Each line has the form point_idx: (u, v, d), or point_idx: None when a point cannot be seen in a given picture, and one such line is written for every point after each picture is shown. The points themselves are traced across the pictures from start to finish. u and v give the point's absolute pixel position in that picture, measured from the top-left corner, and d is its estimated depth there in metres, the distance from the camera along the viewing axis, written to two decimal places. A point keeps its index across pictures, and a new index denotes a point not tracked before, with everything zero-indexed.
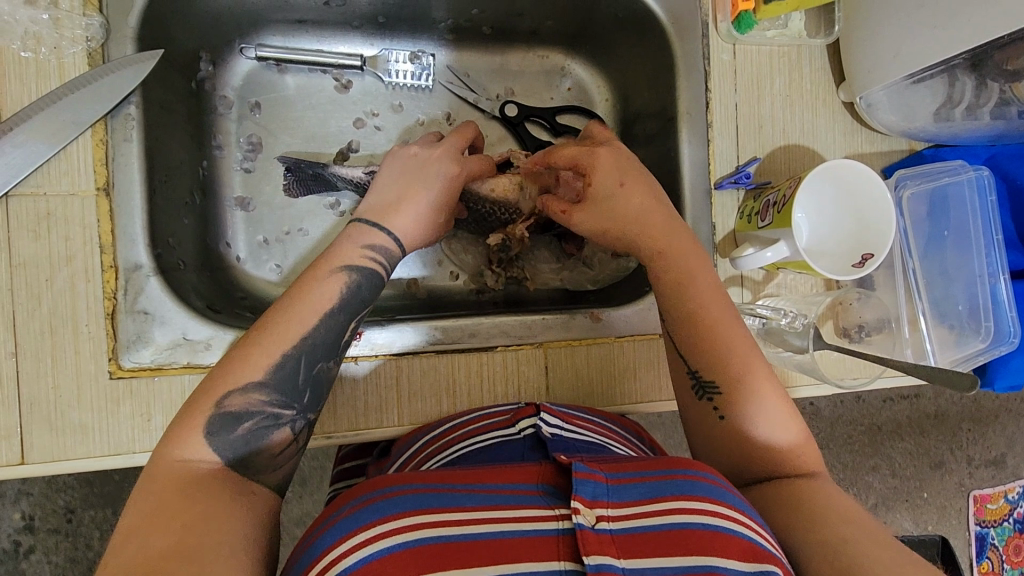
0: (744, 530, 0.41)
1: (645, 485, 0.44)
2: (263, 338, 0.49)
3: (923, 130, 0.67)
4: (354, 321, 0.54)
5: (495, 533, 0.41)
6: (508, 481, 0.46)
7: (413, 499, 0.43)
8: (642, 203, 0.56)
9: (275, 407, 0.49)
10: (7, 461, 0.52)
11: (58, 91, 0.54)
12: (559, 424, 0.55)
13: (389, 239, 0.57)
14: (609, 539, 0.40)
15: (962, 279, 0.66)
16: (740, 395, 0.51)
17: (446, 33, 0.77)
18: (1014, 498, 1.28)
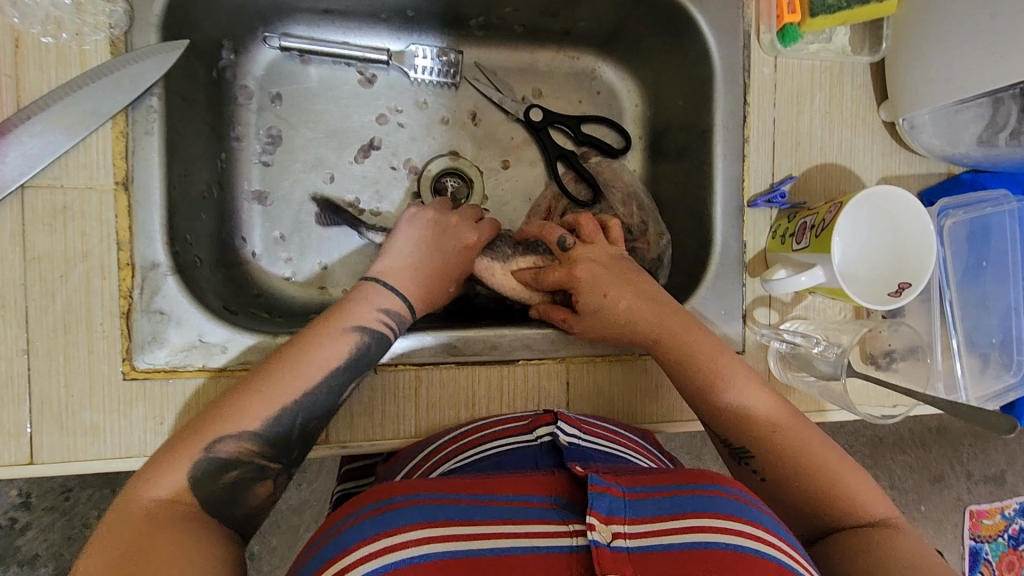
0: (770, 550, 0.39)
1: (663, 501, 0.42)
2: (262, 387, 0.49)
3: (965, 155, 0.65)
4: (357, 378, 0.54)
5: (505, 549, 0.39)
6: (518, 492, 0.45)
7: (420, 509, 0.41)
8: (631, 303, 0.57)
9: (264, 459, 0.49)
10: (15, 460, 0.51)
11: (78, 79, 0.52)
12: (578, 435, 0.54)
13: (402, 303, 0.57)
14: (626, 557, 0.38)
15: (998, 311, 0.65)
16: (764, 443, 0.53)
17: (476, 30, 0.74)
18: (1009, 515, 1.27)
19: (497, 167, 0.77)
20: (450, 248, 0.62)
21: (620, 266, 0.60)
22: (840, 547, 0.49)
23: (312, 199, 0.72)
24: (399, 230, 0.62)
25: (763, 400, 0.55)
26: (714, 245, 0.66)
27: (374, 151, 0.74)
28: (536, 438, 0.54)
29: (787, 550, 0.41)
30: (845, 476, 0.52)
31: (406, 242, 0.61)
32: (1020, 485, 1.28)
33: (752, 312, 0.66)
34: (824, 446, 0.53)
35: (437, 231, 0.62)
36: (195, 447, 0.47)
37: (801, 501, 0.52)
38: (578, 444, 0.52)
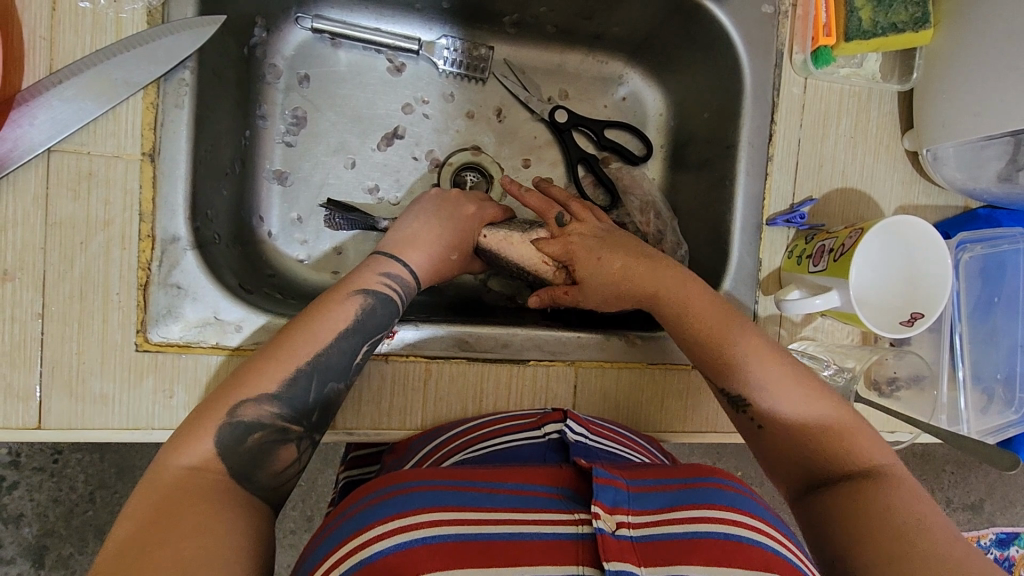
0: (775, 544, 0.39)
1: (668, 493, 0.42)
2: (278, 353, 0.50)
3: (985, 191, 0.65)
4: (370, 345, 0.55)
5: (515, 535, 0.39)
6: (525, 481, 0.45)
7: (431, 496, 0.42)
8: (625, 265, 0.59)
9: (285, 422, 0.49)
10: (23, 424, 0.51)
11: (112, 47, 0.52)
12: (585, 433, 0.54)
13: (405, 270, 0.58)
14: (630, 547, 0.38)
15: (1006, 346, 0.66)
16: (761, 395, 0.53)
17: (508, 27, 0.74)
18: (986, 544, 1.29)
19: (517, 165, 0.77)
20: (449, 217, 0.63)
21: (609, 236, 0.62)
22: (840, 496, 0.48)
23: (331, 182, 0.72)
24: (407, 212, 0.63)
25: (762, 352, 0.54)
26: (730, 260, 0.66)
27: (397, 140, 0.74)
28: (543, 435, 0.54)
29: (790, 545, 0.40)
30: (848, 430, 0.51)
31: (421, 220, 0.62)
32: (998, 515, 1.29)
33: (762, 329, 0.66)
34: (825, 399, 0.53)
35: (439, 202, 0.64)
36: (220, 411, 0.47)
37: (804, 449, 0.51)
38: (585, 441, 0.53)
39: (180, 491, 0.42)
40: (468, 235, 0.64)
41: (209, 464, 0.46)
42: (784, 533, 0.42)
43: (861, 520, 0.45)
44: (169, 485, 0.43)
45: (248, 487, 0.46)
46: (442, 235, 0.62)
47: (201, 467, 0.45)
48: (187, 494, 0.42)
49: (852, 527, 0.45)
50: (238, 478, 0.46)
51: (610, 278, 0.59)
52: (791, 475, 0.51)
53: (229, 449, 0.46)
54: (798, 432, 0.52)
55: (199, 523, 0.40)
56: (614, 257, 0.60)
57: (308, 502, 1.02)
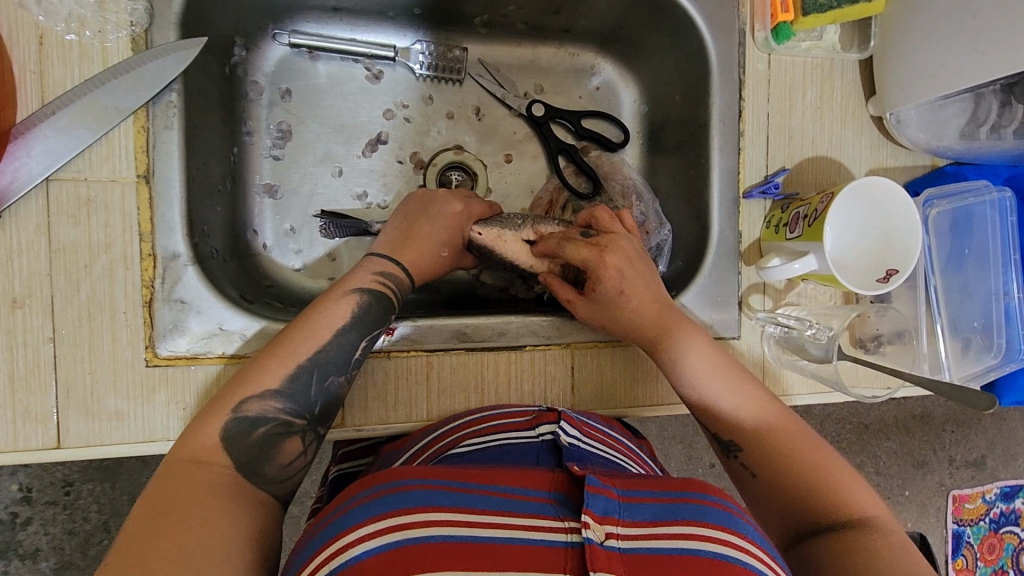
0: (754, 560, 0.42)
1: (657, 506, 0.44)
2: (279, 350, 0.53)
3: (948, 147, 0.68)
4: (367, 339, 0.57)
5: (502, 538, 0.41)
6: (520, 484, 0.46)
7: (425, 496, 0.43)
8: (629, 261, 0.60)
9: (289, 415, 0.51)
10: (43, 445, 0.52)
11: (100, 76, 0.54)
12: (577, 436, 0.55)
13: (399, 271, 0.61)
14: (617, 556, 0.40)
15: (980, 296, 0.69)
16: (758, 443, 0.56)
17: (480, 28, 0.76)
18: (990, 499, 1.32)
19: (500, 161, 0.79)
20: (437, 213, 0.65)
21: (639, 265, 0.61)
22: (828, 546, 0.49)
23: (321, 192, 0.74)
24: (400, 207, 0.67)
25: (759, 401, 0.58)
26: (711, 235, 0.69)
27: (381, 146, 0.76)
28: (536, 436, 0.55)
29: (767, 559, 0.43)
30: (838, 477, 0.53)
31: (412, 220, 0.65)
32: (1001, 469, 1.32)
33: (748, 298, 0.69)
34: (822, 452, 0.55)
35: (428, 202, 0.66)
36: (233, 413, 0.49)
37: (794, 495, 0.53)
38: (577, 444, 0.54)
39: (197, 489, 0.45)
40: (458, 230, 0.65)
41: (225, 465, 0.48)
42: (764, 550, 0.44)
43: (850, 564, 0.46)
44: (184, 480, 0.45)
45: (252, 480, 0.48)
46: (433, 233, 0.64)
47: (214, 467, 0.47)
48: (206, 494, 0.44)
49: (840, 571, 0.46)
50: (245, 472, 0.48)
51: (624, 313, 0.60)
52: (784, 524, 0.52)
53: (235, 444, 0.48)
54: (789, 475, 0.54)
55: (217, 525, 0.42)
56: (636, 294, 0.60)
57: None
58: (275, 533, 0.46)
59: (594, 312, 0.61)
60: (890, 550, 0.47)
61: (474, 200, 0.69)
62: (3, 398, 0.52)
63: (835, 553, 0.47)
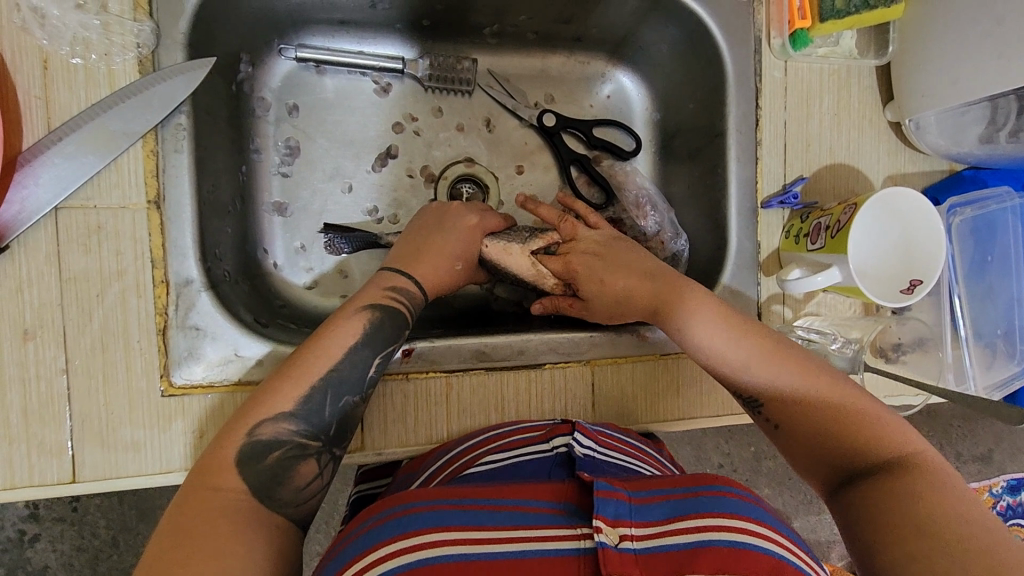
0: (778, 547, 0.40)
1: (668, 504, 0.43)
2: (292, 371, 0.51)
3: (969, 154, 0.67)
4: (381, 356, 0.55)
5: (516, 553, 0.40)
6: (530, 496, 0.46)
7: (435, 514, 0.43)
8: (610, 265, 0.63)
9: (302, 438, 0.50)
10: (58, 479, 0.51)
11: (107, 100, 0.53)
12: (593, 446, 0.54)
13: (411, 286, 0.60)
14: (632, 560, 0.39)
15: (1002, 303, 0.68)
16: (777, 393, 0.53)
17: (489, 38, 0.75)
18: (998, 492, 1.31)
19: (511, 173, 0.78)
20: (451, 227, 0.65)
21: (609, 250, 0.64)
22: (866, 490, 0.45)
23: (331, 209, 0.73)
24: (412, 221, 0.67)
25: (772, 351, 0.54)
26: (729, 245, 0.68)
27: (391, 159, 0.75)
28: (551, 449, 0.54)
29: (795, 548, 0.42)
30: (866, 417, 0.50)
31: (423, 234, 0.64)
32: (1009, 463, 1.32)
33: (767, 309, 0.67)
34: (847, 394, 0.51)
35: (442, 216, 0.65)
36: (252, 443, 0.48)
37: (825, 441, 0.49)
38: (591, 454, 0.53)
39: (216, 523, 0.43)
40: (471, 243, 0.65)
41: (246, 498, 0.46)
42: (792, 539, 0.43)
43: (888, 511, 0.43)
44: (201, 510, 0.44)
45: (269, 506, 0.47)
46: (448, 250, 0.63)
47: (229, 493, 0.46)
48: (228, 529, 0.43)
49: (881, 518, 0.43)
50: (260, 496, 0.47)
51: (617, 297, 0.61)
52: (822, 473, 0.49)
53: (248, 468, 0.47)
54: (814, 420, 0.51)
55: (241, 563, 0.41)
56: (617, 276, 0.62)
57: (332, 524, 1.02)
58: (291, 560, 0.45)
59: (602, 313, 0.63)
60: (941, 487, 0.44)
61: (488, 213, 0.68)
62: (16, 430, 0.50)
63: (885, 501, 0.43)
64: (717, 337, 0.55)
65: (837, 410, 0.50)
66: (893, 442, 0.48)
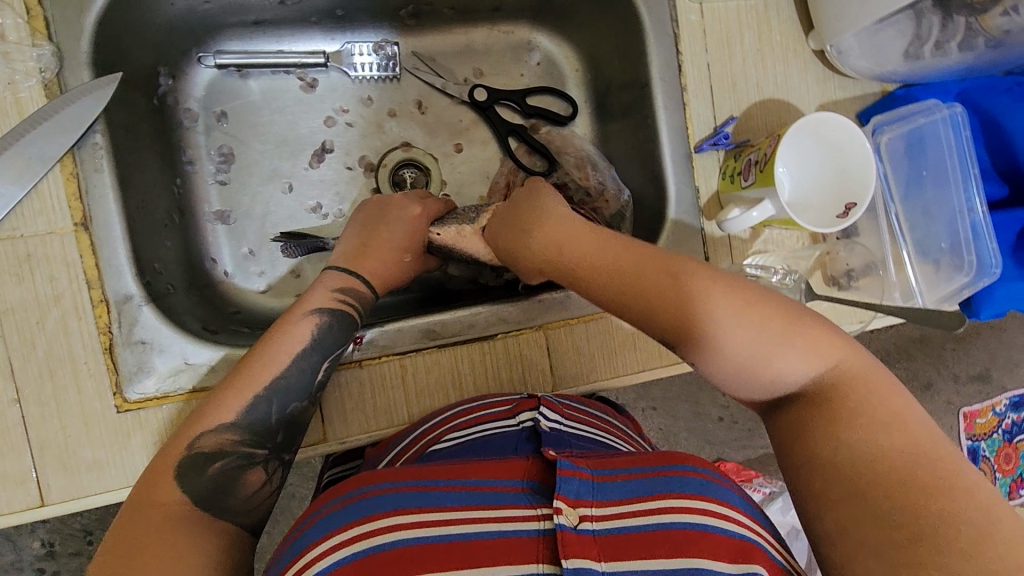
0: (740, 529, 0.40)
1: (633, 482, 0.43)
2: (239, 381, 0.52)
3: (895, 72, 0.68)
4: (329, 361, 0.57)
5: (472, 535, 0.40)
6: (490, 475, 0.45)
7: (390, 499, 0.42)
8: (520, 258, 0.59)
9: (248, 447, 0.51)
10: (27, 505, 0.52)
11: (18, 128, 0.53)
12: (559, 420, 0.55)
13: (359, 287, 0.61)
14: (591, 541, 0.38)
15: (944, 216, 0.68)
16: (690, 335, 0.47)
17: (407, 20, 0.75)
18: (1002, 411, 1.33)
19: (449, 152, 0.78)
20: (397, 220, 0.64)
21: (518, 219, 0.58)
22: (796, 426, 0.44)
23: (274, 211, 0.73)
24: (354, 217, 0.67)
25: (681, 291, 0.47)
26: (669, 195, 0.68)
27: (327, 154, 0.75)
28: (518, 424, 0.54)
29: (758, 528, 0.42)
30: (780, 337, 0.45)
31: (368, 228, 0.64)
32: (1007, 379, 1.32)
33: (714, 253, 0.68)
34: (761, 313, 0.46)
35: (385, 207, 0.65)
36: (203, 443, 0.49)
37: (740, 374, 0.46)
38: (559, 427, 0.53)
39: (170, 527, 0.45)
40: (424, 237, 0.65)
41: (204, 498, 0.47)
42: (757, 519, 0.43)
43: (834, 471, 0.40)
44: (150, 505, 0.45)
45: (218, 515, 0.48)
46: (394, 242, 0.64)
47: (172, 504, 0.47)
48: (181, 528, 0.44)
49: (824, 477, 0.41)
50: (205, 505, 0.48)
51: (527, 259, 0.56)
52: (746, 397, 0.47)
53: (191, 479, 0.48)
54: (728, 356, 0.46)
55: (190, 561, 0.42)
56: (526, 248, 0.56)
57: None
58: (240, 562, 0.46)
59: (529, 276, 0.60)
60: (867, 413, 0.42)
61: (429, 199, 0.68)
62: None
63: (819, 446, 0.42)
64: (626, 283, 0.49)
65: (748, 339, 0.45)
66: (814, 355, 0.45)
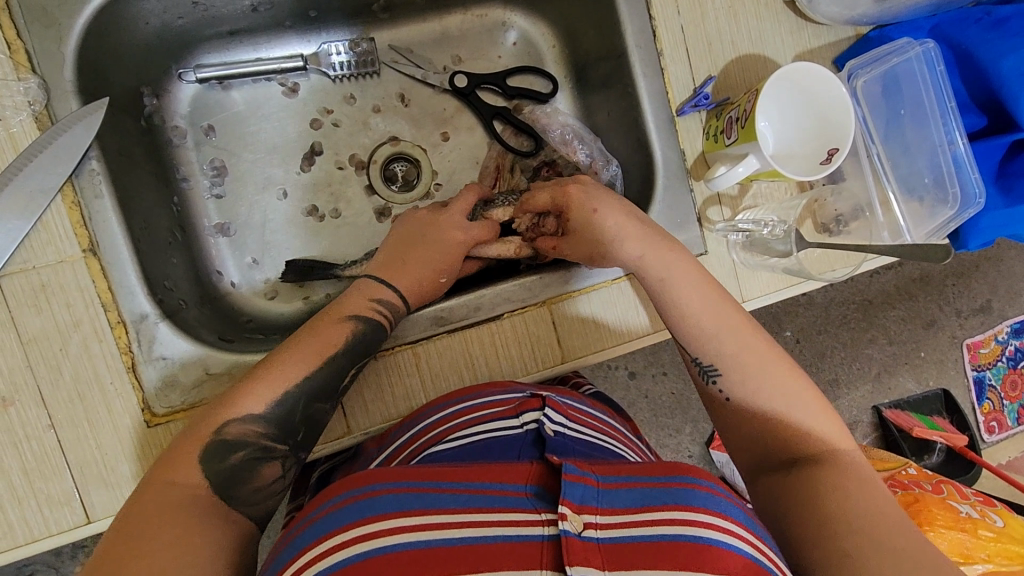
0: (738, 541, 0.43)
1: (636, 491, 0.45)
2: (268, 373, 0.54)
3: (865, 15, 0.69)
4: (354, 367, 0.59)
5: (477, 538, 0.42)
6: (494, 479, 0.47)
7: (396, 500, 0.44)
8: (617, 224, 0.60)
9: (269, 440, 0.53)
10: (74, 523, 0.54)
11: (16, 162, 0.55)
12: (563, 422, 0.56)
13: (394, 295, 0.62)
14: (595, 548, 0.41)
15: (925, 152, 0.69)
16: (739, 376, 0.57)
17: (381, 14, 0.75)
18: (1004, 339, 1.33)
19: (437, 141, 0.79)
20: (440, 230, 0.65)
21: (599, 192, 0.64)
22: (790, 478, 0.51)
23: (273, 218, 0.75)
24: (396, 226, 0.68)
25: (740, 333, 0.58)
26: (656, 160, 0.69)
27: (317, 157, 0.76)
28: (523, 426, 0.54)
29: (758, 542, 0.44)
30: (808, 409, 0.55)
31: (399, 234, 0.66)
32: (1008, 308, 1.34)
33: (705, 213, 0.69)
34: (798, 386, 0.56)
35: (427, 223, 0.66)
36: (233, 445, 0.51)
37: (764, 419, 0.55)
38: (563, 431, 0.54)
39: (208, 520, 0.47)
40: (465, 241, 0.66)
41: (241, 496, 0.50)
42: (755, 532, 0.45)
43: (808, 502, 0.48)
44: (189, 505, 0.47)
45: (230, 503, 0.50)
46: (430, 249, 0.64)
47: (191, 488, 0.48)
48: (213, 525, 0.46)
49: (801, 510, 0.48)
50: (221, 493, 0.50)
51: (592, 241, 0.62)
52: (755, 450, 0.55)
53: (211, 466, 0.50)
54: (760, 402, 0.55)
55: (211, 551, 0.44)
56: (608, 216, 0.60)
57: None
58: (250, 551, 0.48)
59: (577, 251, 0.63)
60: (857, 474, 0.50)
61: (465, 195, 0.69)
62: (22, 490, 0.54)
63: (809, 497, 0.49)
64: (688, 300, 0.59)
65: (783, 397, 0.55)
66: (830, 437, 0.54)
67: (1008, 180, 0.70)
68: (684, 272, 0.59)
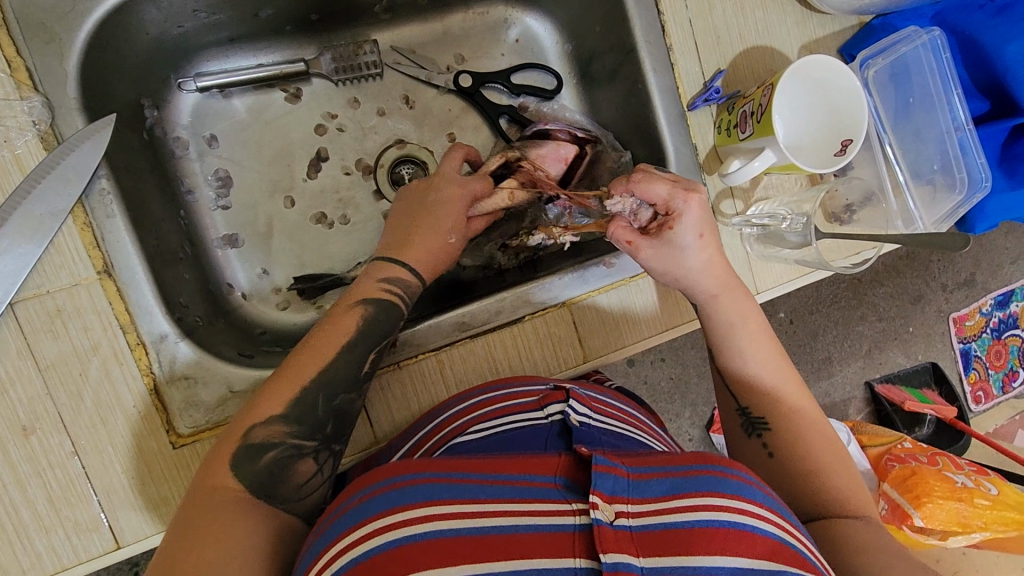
0: (777, 529, 0.39)
1: (668, 479, 0.41)
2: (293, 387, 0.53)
3: (870, 5, 0.68)
4: (373, 351, 0.57)
5: (502, 530, 0.38)
6: (519, 470, 0.43)
7: (413, 491, 0.40)
8: (709, 260, 0.59)
9: (298, 439, 0.52)
10: (104, 549, 0.53)
11: (23, 185, 0.53)
12: (589, 413, 0.53)
13: (407, 274, 0.59)
14: (627, 536, 0.37)
15: (932, 137, 0.70)
16: (788, 432, 0.56)
17: (382, 14, 0.74)
18: (988, 311, 1.36)
19: (445, 143, 0.78)
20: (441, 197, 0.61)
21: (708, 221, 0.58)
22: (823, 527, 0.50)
23: (282, 226, 0.73)
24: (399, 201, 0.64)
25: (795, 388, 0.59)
26: (668, 155, 0.68)
27: (323, 163, 0.74)
28: (547, 417, 0.53)
29: (795, 530, 0.40)
30: (850, 479, 0.54)
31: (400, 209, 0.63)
32: (991, 280, 1.36)
33: (719, 206, 0.69)
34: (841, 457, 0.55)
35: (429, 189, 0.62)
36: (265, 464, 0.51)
37: (805, 474, 0.54)
38: (589, 422, 0.51)
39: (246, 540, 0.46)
40: (467, 195, 0.62)
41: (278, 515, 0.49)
42: (790, 519, 0.41)
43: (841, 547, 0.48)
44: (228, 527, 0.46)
45: (271, 502, 0.50)
46: (436, 217, 0.60)
47: (230, 490, 0.48)
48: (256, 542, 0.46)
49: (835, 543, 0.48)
50: (259, 495, 0.49)
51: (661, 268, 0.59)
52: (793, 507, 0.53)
53: (243, 469, 0.50)
54: (804, 458, 0.54)
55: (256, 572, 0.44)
56: (708, 246, 0.58)
57: None
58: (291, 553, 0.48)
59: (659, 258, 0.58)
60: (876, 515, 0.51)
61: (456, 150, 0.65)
62: (48, 518, 0.52)
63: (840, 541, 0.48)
64: (751, 347, 0.60)
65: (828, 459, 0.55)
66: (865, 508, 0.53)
67: (1012, 164, 0.71)
68: (747, 317, 0.60)
